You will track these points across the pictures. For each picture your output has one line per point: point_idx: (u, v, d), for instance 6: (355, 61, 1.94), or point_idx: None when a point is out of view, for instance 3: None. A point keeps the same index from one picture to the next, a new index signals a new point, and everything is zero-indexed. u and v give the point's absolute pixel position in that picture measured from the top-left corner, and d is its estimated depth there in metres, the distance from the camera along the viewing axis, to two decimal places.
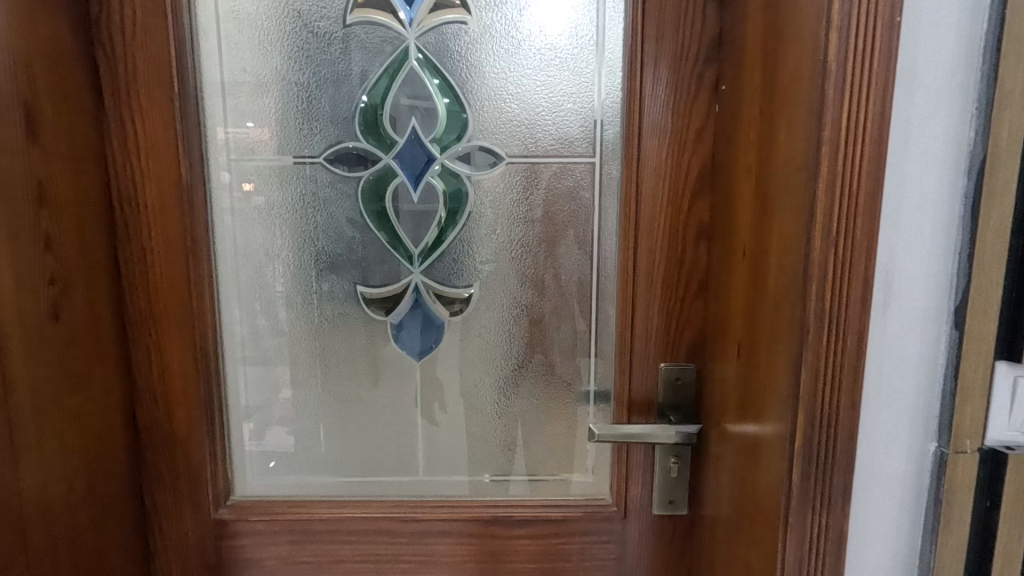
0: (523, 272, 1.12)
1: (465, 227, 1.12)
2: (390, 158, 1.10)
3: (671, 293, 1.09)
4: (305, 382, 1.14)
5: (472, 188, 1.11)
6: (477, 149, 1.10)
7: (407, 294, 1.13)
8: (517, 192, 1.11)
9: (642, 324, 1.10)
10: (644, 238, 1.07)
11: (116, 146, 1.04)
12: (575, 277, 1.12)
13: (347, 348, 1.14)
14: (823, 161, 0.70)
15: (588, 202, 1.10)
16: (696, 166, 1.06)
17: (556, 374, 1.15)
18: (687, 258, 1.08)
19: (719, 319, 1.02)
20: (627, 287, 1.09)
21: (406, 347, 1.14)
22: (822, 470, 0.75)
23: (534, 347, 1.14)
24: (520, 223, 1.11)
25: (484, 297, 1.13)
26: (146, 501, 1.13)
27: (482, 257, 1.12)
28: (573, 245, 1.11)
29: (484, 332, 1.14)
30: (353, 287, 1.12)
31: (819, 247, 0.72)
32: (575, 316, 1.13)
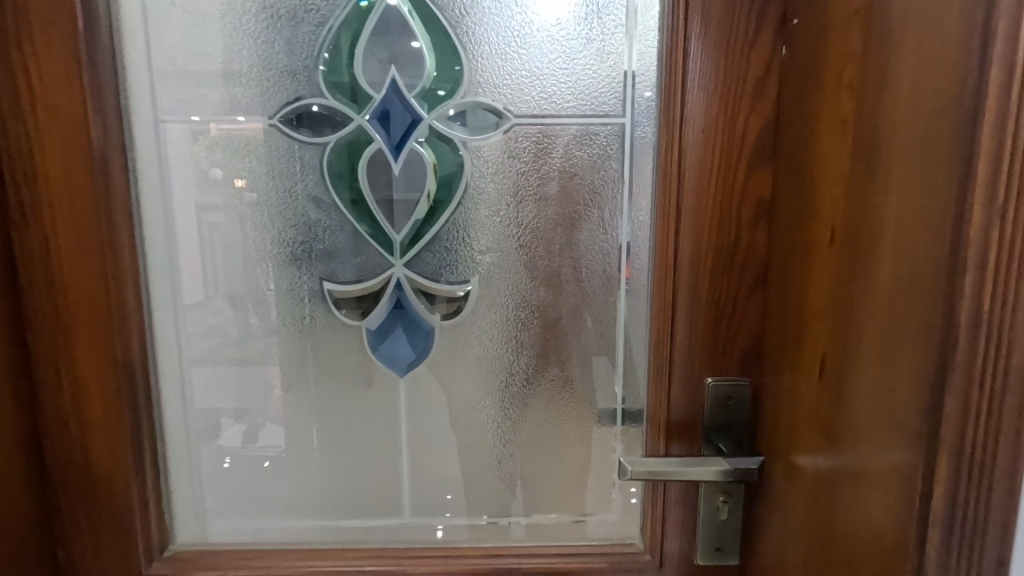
0: (533, 263, 0.90)
1: (460, 207, 0.89)
2: (364, 119, 0.86)
3: (722, 289, 0.86)
4: (263, 403, 0.92)
5: (469, 158, 0.88)
6: (475, 107, 0.87)
7: (386, 293, 0.90)
8: (526, 163, 0.88)
9: (685, 327, 0.87)
10: (688, 219, 0.84)
11: (6, 102, 0.80)
12: (600, 269, 0.89)
13: (315, 359, 0.91)
14: (993, 92, 0.47)
15: (616, 175, 0.87)
16: (756, 127, 0.83)
17: (576, 391, 0.92)
18: (743, 244, 0.85)
19: (788, 322, 0.79)
20: (665, 281, 0.86)
21: (387, 360, 0.91)
22: (971, 541, 0.53)
23: (548, 357, 0.92)
24: (530, 201, 0.88)
25: (484, 295, 0.91)
26: (61, 553, 0.90)
27: (483, 244, 0.89)
28: (596, 229, 0.88)
29: (485, 339, 0.91)
30: (319, 282, 0.89)
31: (981, 220, 0.48)
32: (599, 318, 0.90)
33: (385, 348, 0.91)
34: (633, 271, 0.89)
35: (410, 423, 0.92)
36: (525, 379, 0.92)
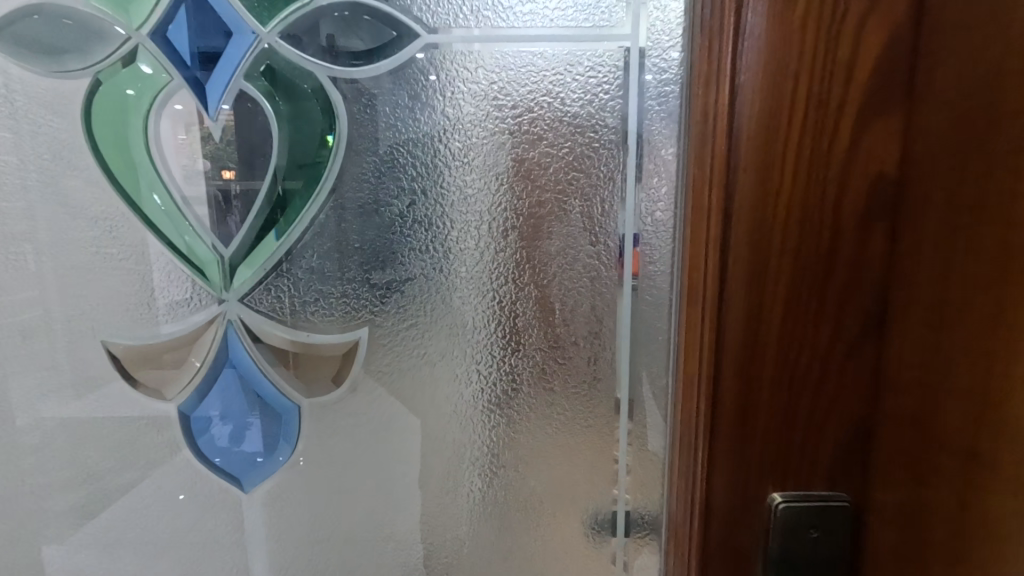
0: (467, 290, 0.53)
1: (332, 197, 0.51)
2: (150, 39, 0.50)
3: (802, 347, 0.46)
4: (46, 507, 0.58)
5: (347, 110, 0.50)
6: (353, 15, 0.50)
7: (212, 352, 0.54)
8: (450, 116, 0.50)
9: (732, 420, 0.47)
10: (744, 219, 0.45)
11: None
12: (584, 299, 0.53)
13: (121, 453, 0.56)
14: None
15: (614, 135, 0.50)
16: (878, 39, 0.43)
17: (544, 494, 0.57)
18: (841, 261, 0.46)
19: (939, 413, 0.41)
20: (703, 333, 0.46)
21: (222, 459, 0.56)
22: None
23: (495, 442, 0.55)
24: (459, 185, 0.51)
25: (386, 346, 0.54)
26: None
27: (379, 260, 0.52)
28: (576, 230, 0.52)
29: (390, 417, 0.55)
30: (102, 341, 0.54)
31: None
32: (583, 379, 0.54)
33: (217, 440, 0.56)
34: (637, 301, 0.52)
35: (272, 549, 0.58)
36: (458, 479, 0.56)
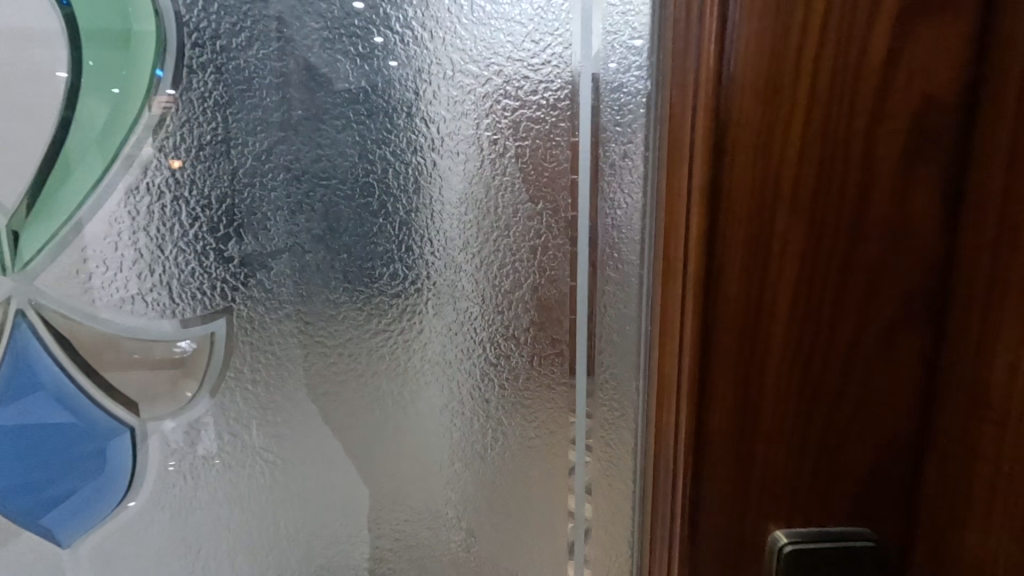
0: (365, 264, 0.38)
1: (161, 132, 0.35)
2: None
3: (862, 352, 0.25)
4: None
5: (173, 5, 0.34)
6: None
7: (0, 359, 0.37)
8: (331, 19, 0.35)
9: (729, 486, 0.26)
10: (751, 107, 0.23)
11: None
12: (523, 280, 0.36)
13: None
14: None
15: (561, 56, 0.34)
16: None
17: (479, 545, 0.41)
18: (926, 194, 0.24)
19: None
20: (684, 327, 0.25)
21: (28, 508, 0.39)
22: None
23: (412, 469, 0.41)
24: (347, 115, 0.36)
25: (258, 343, 0.38)
26: None
27: (236, 223, 0.36)
28: (512, 185, 0.36)
29: (268, 439, 0.40)
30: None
31: None
32: (527, 393, 0.38)
33: (15, 485, 0.39)
34: (602, 287, 0.33)
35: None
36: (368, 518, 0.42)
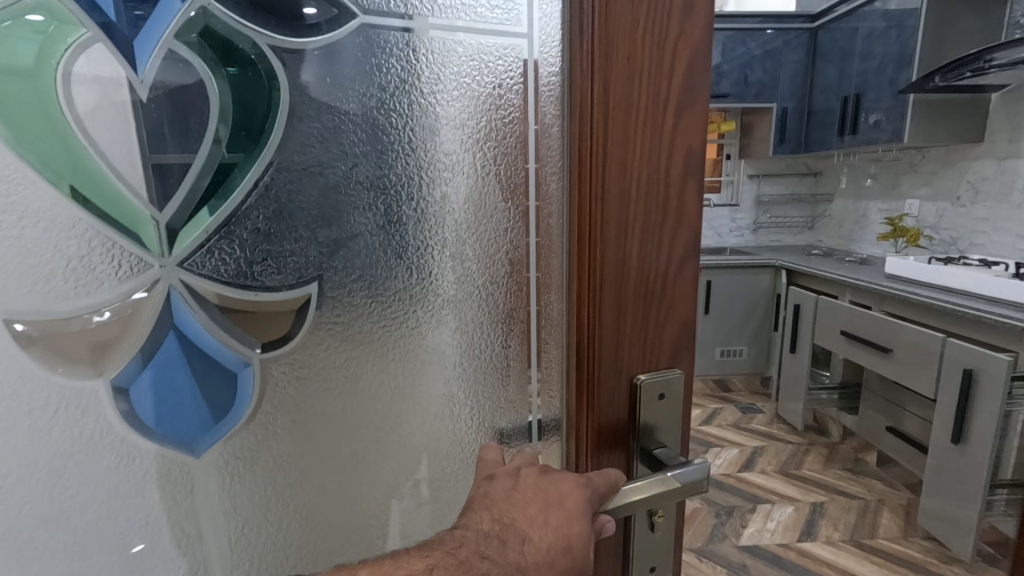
0: (404, 241, 0.61)
1: (276, 160, 0.53)
2: None
3: (669, 270, 0.51)
4: None
5: (288, 77, 0.52)
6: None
7: (154, 319, 0.51)
8: (385, 91, 0.57)
9: (614, 341, 0.51)
10: (619, 154, 0.47)
11: None
12: (500, 247, 0.62)
13: (41, 444, 0.48)
14: None
15: (520, 122, 0.58)
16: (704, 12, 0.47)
17: (477, 415, 0.66)
18: (689, 192, 0.51)
19: None
20: (588, 261, 0.50)
21: (174, 424, 0.54)
22: None
23: (431, 369, 0.65)
24: (396, 151, 0.59)
25: (335, 296, 0.59)
26: None
27: (324, 217, 0.56)
28: (489, 192, 0.61)
29: (344, 362, 0.61)
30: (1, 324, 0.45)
31: None
32: (502, 315, 0.63)
33: (165, 408, 0.53)
34: (537, 249, 0.60)
35: (230, 501, 0.59)
36: (406, 409, 0.65)
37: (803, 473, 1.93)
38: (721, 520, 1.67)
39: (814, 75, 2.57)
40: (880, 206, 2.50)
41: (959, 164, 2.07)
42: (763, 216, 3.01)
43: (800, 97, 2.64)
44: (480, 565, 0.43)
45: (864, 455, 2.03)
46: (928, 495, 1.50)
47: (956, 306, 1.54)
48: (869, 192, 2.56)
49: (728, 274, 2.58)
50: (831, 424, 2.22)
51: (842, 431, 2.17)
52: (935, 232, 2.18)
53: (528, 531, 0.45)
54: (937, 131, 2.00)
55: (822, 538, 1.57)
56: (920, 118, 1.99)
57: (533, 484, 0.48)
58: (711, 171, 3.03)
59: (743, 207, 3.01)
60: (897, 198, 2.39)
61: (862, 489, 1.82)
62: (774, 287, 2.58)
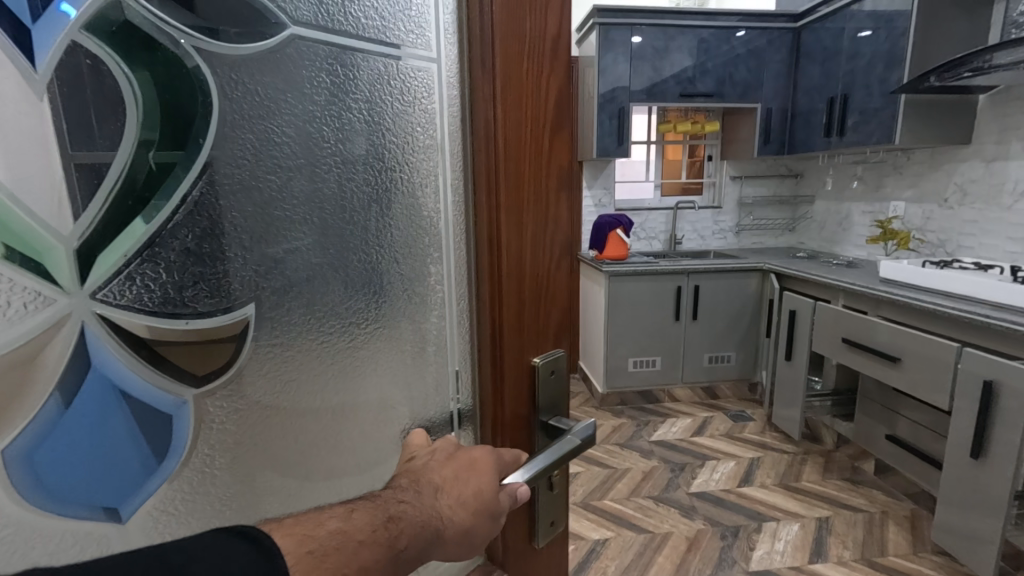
0: (345, 263, 0.50)
1: (208, 171, 0.39)
2: None
3: (555, 269, 0.55)
4: None
5: (219, 86, 0.40)
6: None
7: (62, 363, 0.33)
8: (317, 103, 0.46)
9: (517, 337, 0.53)
10: (509, 171, 0.49)
11: None
12: (427, 262, 0.55)
13: None
14: None
15: (430, 138, 0.53)
16: (563, 55, 0.52)
17: (409, 401, 0.57)
18: (562, 206, 0.55)
19: None
20: (487, 263, 0.51)
21: (106, 510, 0.36)
22: None
23: (368, 398, 0.54)
24: (332, 163, 0.48)
25: (282, 334, 0.46)
26: None
27: (263, 231, 0.44)
28: (427, 215, 0.54)
29: (288, 401, 0.47)
30: None
31: None
32: (423, 326, 0.56)
33: (83, 486, 0.35)
34: (456, 257, 0.54)
35: None
36: (354, 438, 0.53)
37: (804, 486, 1.85)
38: (727, 542, 1.57)
39: (798, 76, 2.54)
40: (864, 208, 2.48)
41: (946, 166, 2.06)
42: (746, 218, 2.96)
43: (784, 98, 2.60)
44: (397, 507, 0.38)
45: (861, 464, 1.98)
46: (942, 508, 1.45)
47: (960, 311, 1.48)
48: (852, 194, 2.54)
49: (717, 279, 2.50)
50: (824, 431, 2.19)
51: (836, 438, 2.12)
52: (924, 235, 2.17)
53: (443, 484, 0.42)
54: (927, 132, 1.97)
55: (833, 558, 1.49)
56: (911, 119, 1.95)
57: (447, 456, 0.45)
58: (692, 172, 2.97)
59: (726, 209, 2.95)
60: (881, 200, 2.38)
61: (864, 501, 1.76)
62: (761, 292, 2.54)
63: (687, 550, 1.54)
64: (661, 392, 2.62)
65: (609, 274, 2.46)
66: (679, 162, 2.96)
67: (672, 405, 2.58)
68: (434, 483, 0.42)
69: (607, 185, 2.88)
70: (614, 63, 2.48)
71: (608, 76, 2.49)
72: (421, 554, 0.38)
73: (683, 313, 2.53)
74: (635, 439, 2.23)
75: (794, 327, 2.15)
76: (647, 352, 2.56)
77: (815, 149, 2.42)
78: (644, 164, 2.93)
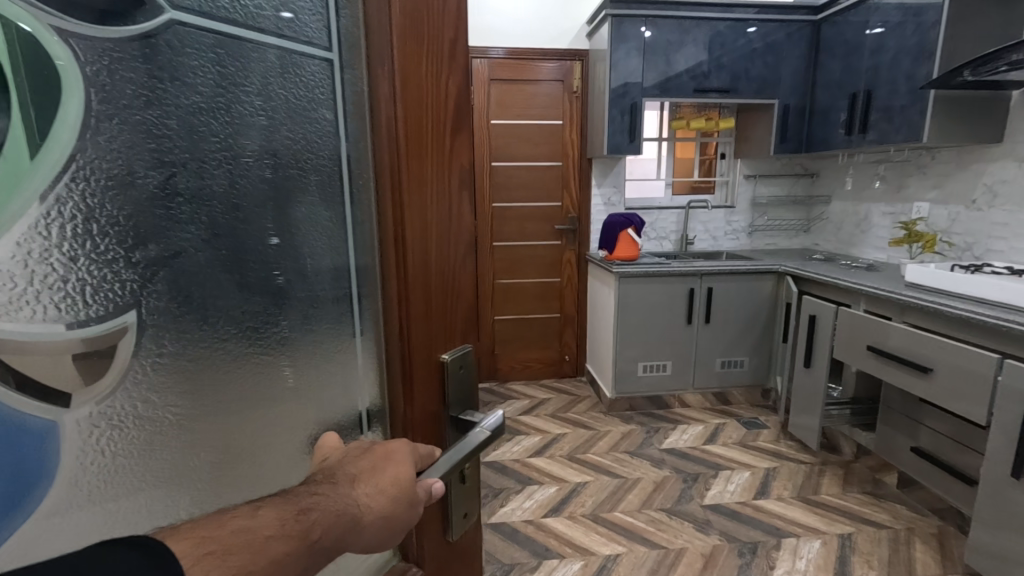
0: (240, 268, 0.45)
1: (75, 164, 0.34)
2: None
3: (463, 269, 0.53)
4: None
5: (84, 74, 0.34)
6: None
7: None
8: (202, 93, 0.42)
9: (424, 341, 0.49)
10: (411, 169, 0.46)
11: None
12: (330, 265, 0.50)
13: None
14: None
15: (330, 134, 0.47)
16: (461, 49, 0.49)
17: (313, 406, 0.51)
18: (465, 203, 0.52)
19: None
20: (392, 266, 0.47)
21: None
22: None
23: (273, 410, 0.49)
24: (223, 159, 0.43)
25: (168, 347, 0.41)
26: None
27: (143, 233, 0.38)
28: (328, 214, 0.48)
29: (174, 424, 0.42)
30: None
31: None
32: (328, 333, 0.51)
33: None
34: (369, 261, 0.49)
35: None
36: (252, 457, 0.47)
37: (824, 500, 1.77)
38: (745, 560, 1.49)
39: (817, 71, 2.45)
40: (885, 209, 2.39)
41: (974, 166, 1.97)
42: (760, 218, 2.87)
43: (801, 94, 2.51)
44: (308, 499, 0.33)
45: (883, 476, 1.90)
46: (976, 527, 1.37)
47: (1003, 322, 1.37)
48: (872, 195, 2.46)
49: (729, 281, 2.42)
50: (843, 441, 2.11)
51: (856, 449, 2.05)
52: (951, 238, 2.08)
53: (359, 472, 0.37)
54: (955, 129, 1.88)
55: None
56: (940, 116, 1.86)
57: (359, 453, 0.39)
58: (705, 170, 2.88)
59: (739, 209, 2.86)
60: (905, 200, 2.28)
61: (888, 516, 1.68)
62: (776, 295, 2.45)
63: (703, 568, 1.46)
64: (672, 398, 2.53)
65: (619, 275, 2.37)
66: (692, 160, 2.87)
67: (682, 412, 2.50)
68: (350, 473, 0.36)
69: (616, 184, 2.80)
70: (627, 56, 2.39)
71: (620, 69, 2.40)
72: (339, 546, 0.33)
73: (695, 316, 2.45)
74: (646, 447, 2.15)
75: (813, 332, 2.07)
76: (659, 357, 2.48)
77: (836, 147, 2.33)
78: (655, 162, 2.84)
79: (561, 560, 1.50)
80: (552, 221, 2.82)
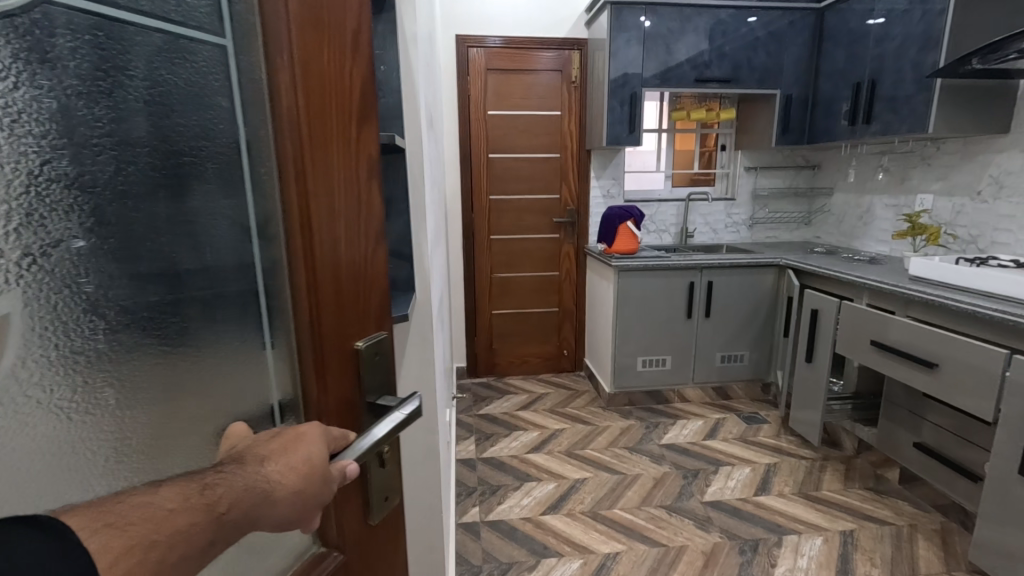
0: (133, 259, 0.41)
1: None
2: None
3: (373, 258, 0.52)
4: None
5: None
6: None
7: None
8: (80, 73, 0.37)
9: (338, 333, 0.48)
10: (316, 158, 0.44)
11: None
12: (233, 260, 0.46)
13: None
14: None
15: (227, 123, 0.44)
16: (363, 37, 0.48)
17: (220, 394, 0.48)
18: (373, 192, 0.52)
19: None
20: (299, 258, 0.44)
21: None
22: None
23: (176, 401, 0.45)
24: (107, 142, 0.39)
25: (55, 357, 0.37)
26: None
27: (15, 224, 0.34)
28: (230, 204, 0.45)
29: (59, 428, 0.38)
30: None
31: None
32: (236, 329, 0.47)
33: None
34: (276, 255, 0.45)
35: None
36: (153, 452, 0.44)
37: (827, 496, 1.75)
38: (746, 558, 1.47)
39: (820, 60, 2.41)
40: (888, 201, 2.36)
41: (980, 156, 1.94)
42: (760, 211, 2.84)
43: (804, 84, 2.47)
44: (211, 478, 0.32)
45: (885, 472, 1.88)
46: (983, 525, 1.35)
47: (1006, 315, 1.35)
48: (875, 186, 2.43)
49: (731, 274, 2.38)
50: (844, 436, 2.08)
51: (857, 444, 2.02)
52: (955, 230, 2.05)
53: (268, 454, 0.36)
54: (959, 119, 1.84)
55: None
56: (944, 105, 1.82)
57: (271, 438, 0.38)
58: (705, 162, 2.84)
59: (740, 201, 2.82)
60: (909, 192, 2.25)
61: (890, 513, 1.65)
62: (777, 288, 2.42)
63: (704, 567, 1.44)
64: (672, 394, 2.51)
65: (619, 269, 2.34)
66: (692, 152, 2.83)
67: (682, 407, 2.47)
68: (259, 454, 0.36)
69: (615, 176, 2.76)
70: (626, 45, 2.34)
71: (620, 59, 2.36)
72: (249, 523, 0.33)
73: (694, 309, 2.42)
74: (645, 442, 2.13)
75: (816, 327, 2.04)
76: (658, 352, 2.45)
77: (839, 138, 2.29)
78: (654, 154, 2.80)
79: (560, 559, 1.48)
80: (552, 213, 2.78)
